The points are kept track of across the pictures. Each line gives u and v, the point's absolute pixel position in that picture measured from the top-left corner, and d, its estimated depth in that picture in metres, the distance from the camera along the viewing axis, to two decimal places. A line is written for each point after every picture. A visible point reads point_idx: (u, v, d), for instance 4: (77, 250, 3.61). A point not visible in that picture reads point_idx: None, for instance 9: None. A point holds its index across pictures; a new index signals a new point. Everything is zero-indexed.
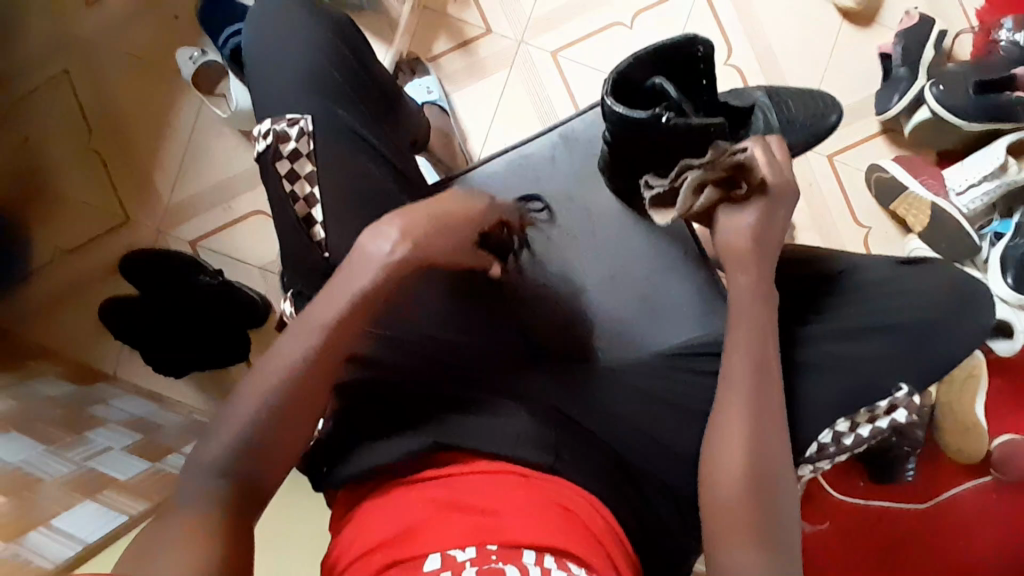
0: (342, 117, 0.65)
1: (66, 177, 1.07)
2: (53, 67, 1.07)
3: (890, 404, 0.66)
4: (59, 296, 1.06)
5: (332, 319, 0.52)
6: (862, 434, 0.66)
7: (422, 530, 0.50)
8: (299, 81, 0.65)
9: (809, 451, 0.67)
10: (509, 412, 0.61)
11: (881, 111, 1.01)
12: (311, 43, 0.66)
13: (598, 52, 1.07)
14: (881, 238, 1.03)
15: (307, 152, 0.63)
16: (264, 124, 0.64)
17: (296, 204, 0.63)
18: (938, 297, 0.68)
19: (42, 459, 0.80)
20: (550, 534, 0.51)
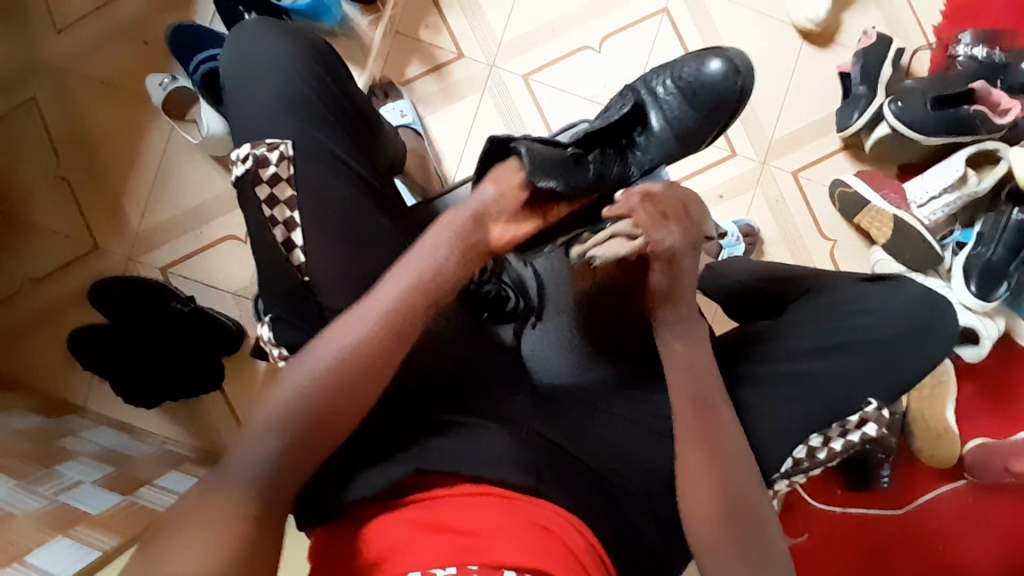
0: (323, 140, 0.65)
1: (32, 204, 1.05)
2: (17, 94, 1.05)
3: (860, 418, 0.68)
4: (27, 327, 1.03)
5: (347, 352, 0.52)
6: (835, 448, 0.68)
7: (404, 552, 0.51)
8: (279, 107, 0.65)
9: (784, 467, 0.68)
10: (493, 435, 0.62)
11: (842, 128, 1.05)
12: (290, 67, 0.66)
13: (570, 75, 1.09)
14: (847, 250, 1.07)
15: (286, 176, 0.63)
16: (242, 148, 0.63)
17: (275, 228, 0.63)
18: (908, 309, 0.70)
19: (11, 496, 0.78)
20: (531, 556, 0.51)
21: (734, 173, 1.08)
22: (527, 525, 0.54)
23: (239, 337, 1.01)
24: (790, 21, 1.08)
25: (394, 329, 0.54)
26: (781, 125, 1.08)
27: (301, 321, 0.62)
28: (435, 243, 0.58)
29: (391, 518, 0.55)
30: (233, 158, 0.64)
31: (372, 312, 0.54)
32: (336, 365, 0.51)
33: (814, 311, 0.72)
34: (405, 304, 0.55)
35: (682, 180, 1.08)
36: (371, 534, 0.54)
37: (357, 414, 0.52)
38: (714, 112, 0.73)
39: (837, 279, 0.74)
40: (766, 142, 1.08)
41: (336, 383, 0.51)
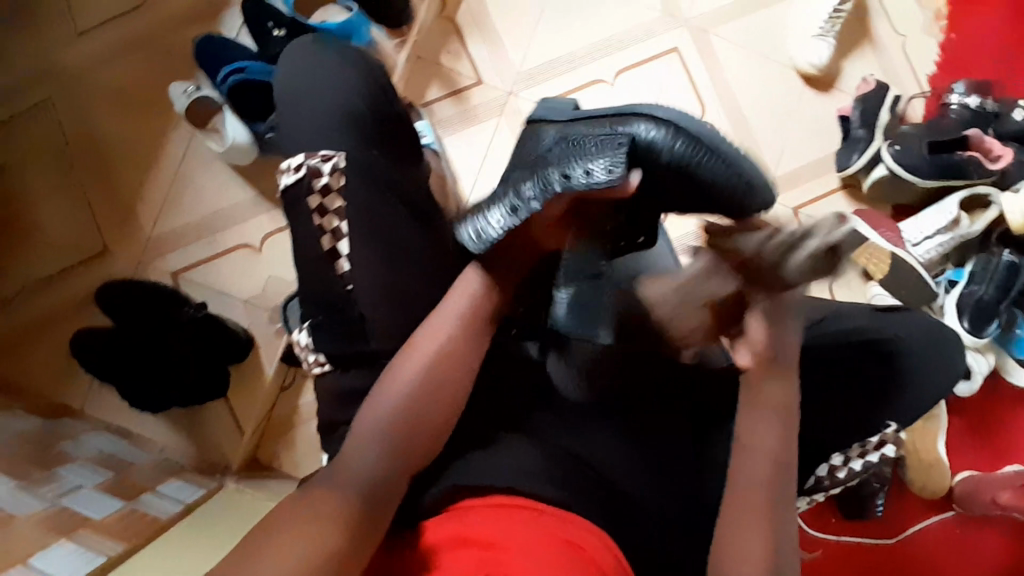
0: (374, 154, 0.73)
1: (45, 205, 1.04)
2: (37, 95, 1.05)
3: (879, 440, 0.74)
4: (31, 327, 1.02)
5: (410, 377, 0.64)
6: (854, 467, 0.74)
7: (444, 556, 0.55)
8: (335, 121, 0.73)
9: (808, 483, 0.73)
10: (515, 446, 0.65)
11: (842, 168, 1.10)
12: (345, 85, 0.75)
13: (583, 104, 1.13)
14: (843, 285, 1.11)
15: (337, 187, 0.71)
16: (297, 159, 0.72)
17: (323, 236, 0.71)
18: (921, 337, 0.74)
19: (12, 497, 0.76)
20: (552, 569, 0.53)
21: None
22: (552, 537, 0.56)
23: (248, 345, 1.01)
24: (794, 65, 1.14)
25: (443, 353, 0.65)
26: (783, 163, 1.14)
27: (334, 328, 0.70)
28: (462, 295, 0.68)
29: (439, 521, 0.59)
30: (290, 165, 0.73)
31: (427, 344, 0.66)
32: (397, 404, 0.63)
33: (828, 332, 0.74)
34: (451, 336, 0.66)
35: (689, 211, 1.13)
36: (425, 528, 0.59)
37: (418, 432, 0.63)
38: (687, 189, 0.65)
39: (856, 310, 0.76)
40: (769, 178, 1.13)
41: (401, 402, 0.63)
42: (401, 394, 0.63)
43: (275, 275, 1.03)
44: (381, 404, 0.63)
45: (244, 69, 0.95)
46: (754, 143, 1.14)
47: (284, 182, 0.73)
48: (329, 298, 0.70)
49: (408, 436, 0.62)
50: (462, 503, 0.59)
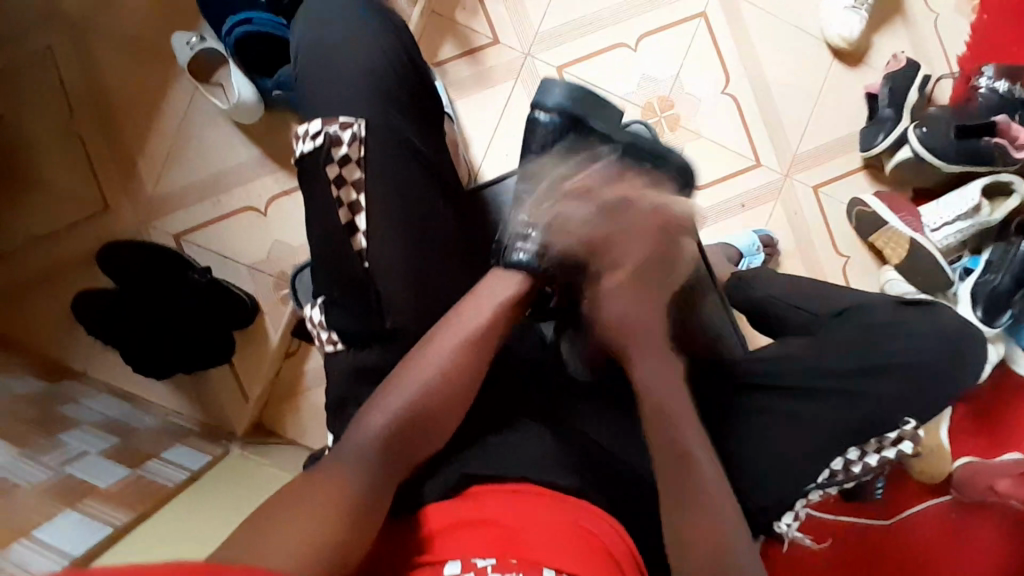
0: (398, 126, 0.69)
1: (39, 159, 1.00)
2: (31, 40, 0.99)
3: (897, 436, 0.73)
4: (26, 285, 0.99)
5: (424, 378, 0.61)
6: (869, 463, 0.72)
7: (447, 536, 0.55)
8: (360, 86, 0.69)
9: (822, 477, 0.72)
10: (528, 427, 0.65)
11: (867, 148, 1.07)
12: (373, 47, 0.70)
13: (602, 71, 1.10)
14: (858, 268, 1.10)
15: (356, 158, 0.67)
16: (313, 125, 0.67)
17: (341, 209, 0.67)
18: (940, 341, 0.74)
19: (15, 465, 0.75)
20: (566, 552, 0.53)
21: (757, 183, 1.11)
22: (567, 522, 0.56)
23: (253, 313, 0.99)
24: (824, 37, 1.10)
25: (462, 355, 0.62)
26: (805, 140, 1.11)
27: (359, 308, 0.67)
28: (482, 299, 0.65)
29: (442, 500, 0.59)
30: (304, 131, 0.68)
31: (446, 344, 0.62)
32: (406, 402, 0.59)
33: (847, 324, 0.77)
34: (470, 338, 0.63)
35: (708, 185, 1.11)
36: (425, 513, 0.57)
37: (432, 433, 0.60)
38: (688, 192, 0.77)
39: (877, 304, 0.78)
40: (789, 155, 1.11)
41: (410, 403, 0.59)
42: (413, 394, 0.60)
43: (282, 240, 1.01)
44: (388, 400, 0.60)
45: (251, 20, 0.90)
46: (775, 119, 1.11)
47: (298, 149, 0.69)
48: (346, 278, 0.67)
49: (404, 438, 0.58)
50: (478, 489, 0.59)
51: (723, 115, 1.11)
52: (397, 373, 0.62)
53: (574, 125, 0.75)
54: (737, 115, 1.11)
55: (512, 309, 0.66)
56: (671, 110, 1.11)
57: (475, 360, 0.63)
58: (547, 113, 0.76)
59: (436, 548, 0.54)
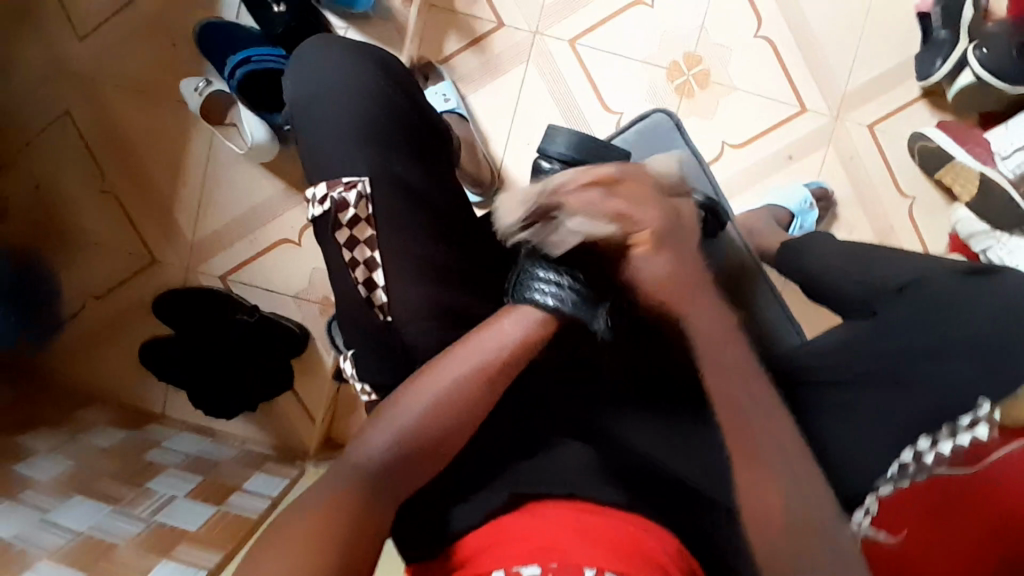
0: (400, 172, 0.67)
1: (86, 223, 1.07)
2: (55, 110, 1.06)
3: (972, 420, 0.62)
4: (100, 340, 1.07)
5: (432, 401, 0.57)
6: (943, 451, 0.62)
7: (489, 553, 0.54)
8: (355, 138, 0.66)
9: (890, 471, 0.63)
10: (574, 454, 0.63)
11: (924, 77, 0.97)
12: (363, 97, 0.68)
13: (617, 35, 1.02)
14: (926, 207, 1.01)
15: (365, 216, 0.65)
16: (319, 188, 0.66)
17: (356, 269, 0.65)
18: (996, 311, 0.63)
19: (111, 522, 0.80)
20: (610, 558, 0.50)
21: (804, 131, 1.02)
22: (615, 531, 0.54)
23: (305, 341, 1.02)
24: None
25: (481, 381, 0.58)
26: (854, 74, 1.01)
27: (380, 359, 0.65)
28: (509, 321, 0.60)
29: (479, 528, 0.58)
30: (310, 195, 0.67)
31: (463, 365, 0.59)
32: (409, 429, 0.56)
33: (907, 295, 0.67)
34: (489, 367, 0.59)
35: (749, 141, 1.02)
36: (460, 544, 0.58)
37: (437, 462, 0.58)
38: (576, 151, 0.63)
39: (935, 272, 0.67)
40: (838, 95, 1.01)
41: (412, 425, 0.56)
42: (418, 419, 0.57)
43: (318, 266, 1.03)
44: (387, 421, 0.57)
45: (250, 59, 0.91)
46: (817, 56, 1.01)
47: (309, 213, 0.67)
48: (367, 329, 0.65)
49: (410, 466, 0.57)
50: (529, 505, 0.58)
51: (758, 62, 1.02)
52: (409, 388, 0.59)
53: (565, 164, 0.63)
54: (774, 59, 1.01)
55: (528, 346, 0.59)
56: (699, 66, 1.02)
57: (484, 396, 0.59)
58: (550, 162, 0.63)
59: (480, 568, 0.53)
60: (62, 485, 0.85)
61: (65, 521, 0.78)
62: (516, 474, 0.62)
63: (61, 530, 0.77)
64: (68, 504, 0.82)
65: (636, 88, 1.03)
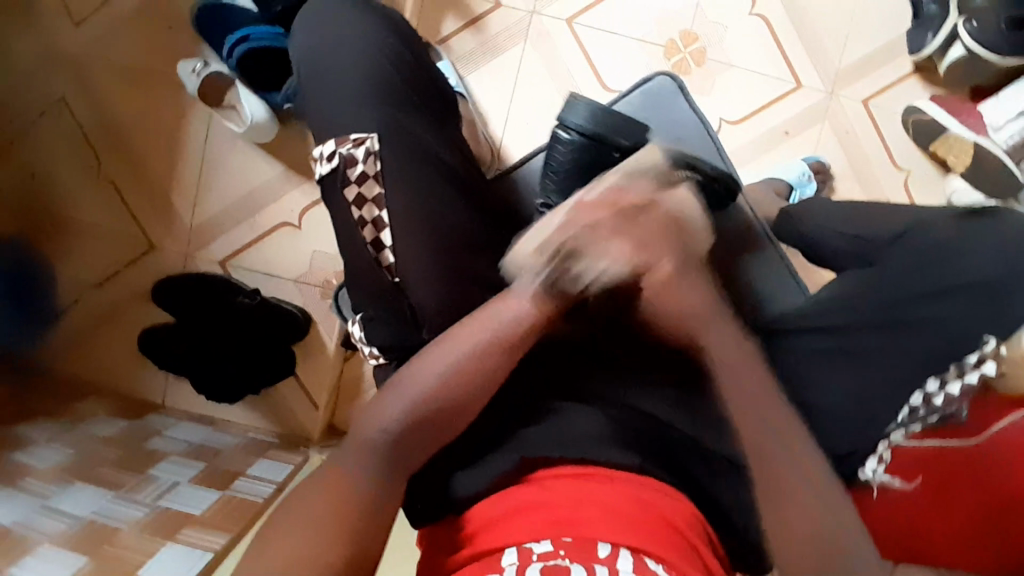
0: (408, 135, 0.66)
1: (81, 210, 1.06)
2: (48, 95, 1.05)
3: (978, 357, 0.62)
4: (95, 331, 1.06)
5: (444, 368, 0.57)
6: (952, 392, 0.62)
7: (503, 526, 0.53)
8: (362, 100, 0.66)
9: (900, 416, 0.63)
10: (590, 418, 0.62)
11: (916, 50, 0.98)
12: (368, 59, 0.68)
13: (614, 14, 1.03)
14: (921, 180, 1.02)
15: (374, 173, 0.65)
16: (328, 145, 0.66)
17: (365, 228, 0.65)
18: (1002, 255, 0.64)
19: (113, 507, 0.78)
20: (625, 534, 0.50)
21: (801, 106, 1.03)
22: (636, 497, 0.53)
23: (306, 325, 1.02)
24: None
25: (496, 352, 0.58)
26: (847, 49, 1.02)
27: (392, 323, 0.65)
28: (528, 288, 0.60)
29: (489, 498, 0.57)
30: (318, 154, 0.66)
31: (474, 334, 0.58)
32: (421, 396, 0.56)
33: (908, 242, 0.67)
34: (506, 330, 0.58)
35: (746, 117, 1.03)
36: (472, 514, 0.57)
37: (452, 427, 0.58)
38: (597, 122, 0.71)
39: (931, 216, 0.68)
40: (833, 71, 1.03)
41: (422, 397, 0.56)
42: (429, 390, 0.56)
43: (320, 249, 1.03)
44: (400, 389, 0.57)
45: (248, 38, 0.91)
46: (810, 32, 1.03)
47: (318, 172, 0.67)
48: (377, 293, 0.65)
49: (426, 427, 0.56)
50: (540, 474, 0.57)
51: (752, 39, 1.03)
52: (417, 360, 0.58)
53: (597, 142, 0.70)
54: (768, 36, 1.02)
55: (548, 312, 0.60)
56: (695, 44, 1.03)
57: (495, 359, 0.58)
58: (566, 134, 0.71)
59: (489, 540, 0.53)
60: (62, 472, 0.82)
61: (65, 508, 0.76)
62: (525, 436, 0.61)
63: (61, 517, 0.74)
64: (68, 491, 0.79)
65: (633, 66, 1.03)
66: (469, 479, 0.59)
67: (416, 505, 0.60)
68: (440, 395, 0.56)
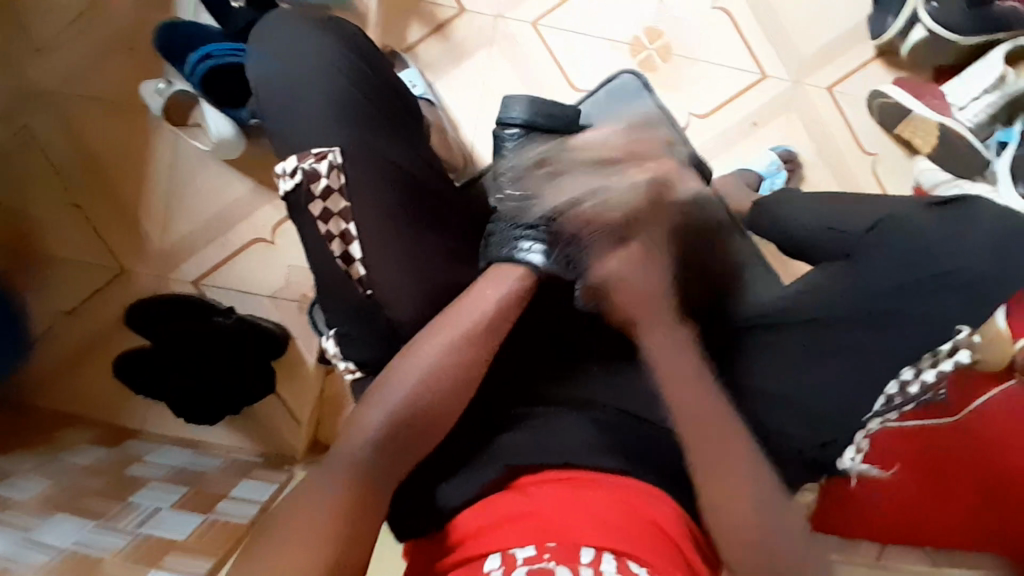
0: (374, 144, 0.66)
1: (49, 237, 1.04)
2: (9, 121, 1.03)
3: (951, 347, 0.65)
4: (69, 360, 1.04)
5: (422, 370, 0.58)
6: (927, 380, 0.64)
7: (486, 534, 0.53)
8: (326, 111, 0.66)
9: (877, 405, 0.64)
10: (569, 420, 0.61)
11: (878, 34, 0.99)
12: (328, 69, 0.67)
13: (580, 13, 1.04)
14: (890, 164, 1.03)
15: (339, 186, 0.64)
16: (290, 162, 0.64)
17: (332, 243, 0.64)
18: (977, 243, 0.64)
19: (95, 537, 0.75)
20: (610, 536, 0.49)
21: (768, 96, 1.04)
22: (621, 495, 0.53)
23: (286, 340, 1.01)
24: None
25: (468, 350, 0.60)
26: (810, 38, 1.03)
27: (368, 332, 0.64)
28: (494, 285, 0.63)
29: (470, 508, 0.57)
30: (281, 171, 0.65)
31: (447, 332, 0.60)
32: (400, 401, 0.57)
33: (882, 232, 0.67)
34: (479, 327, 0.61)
35: (715, 110, 1.04)
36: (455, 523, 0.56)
37: (432, 436, 0.58)
38: (536, 115, 0.79)
39: (904, 207, 0.68)
40: (797, 61, 1.04)
41: (400, 402, 0.57)
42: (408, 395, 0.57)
43: (295, 264, 1.02)
44: (378, 399, 0.57)
45: (212, 55, 0.90)
46: (773, 22, 1.03)
47: (282, 188, 0.65)
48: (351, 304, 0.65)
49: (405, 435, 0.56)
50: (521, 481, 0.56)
51: (717, 32, 1.04)
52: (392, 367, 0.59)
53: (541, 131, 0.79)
54: (733, 29, 1.03)
55: (514, 307, 0.62)
56: (660, 40, 1.04)
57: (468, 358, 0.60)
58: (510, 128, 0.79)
59: (474, 548, 0.52)
60: (42, 504, 0.80)
61: (47, 539, 0.73)
62: (507, 442, 0.60)
63: (43, 547, 0.71)
64: (51, 522, 0.77)
65: (600, 63, 1.04)
66: (454, 489, 0.58)
67: (400, 518, 0.59)
68: (418, 400, 0.57)
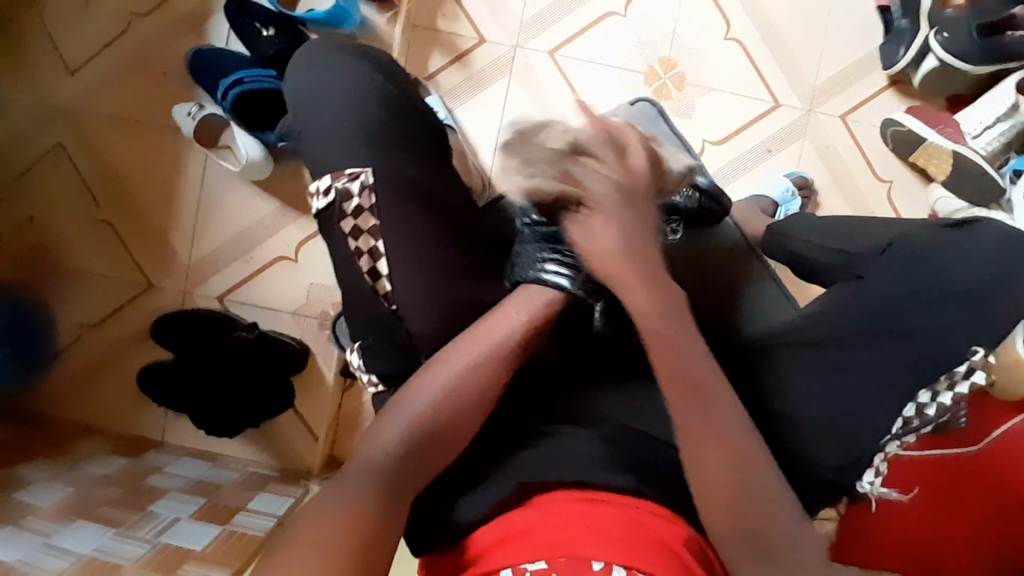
0: (396, 165, 0.69)
1: (80, 252, 1.08)
2: (47, 141, 1.08)
3: (968, 367, 0.62)
4: (95, 371, 1.07)
5: (442, 387, 0.59)
6: (944, 402, 0.63)
7: (501, 548, 0.54)
8: (353, 133, 0.69)
9: (895, 426, 0.63)
10: (580, 436, 0.62)
11: (889, 65, 1.02)
12: (357, 94, 0.71)
13: (596, 43, 1.07)
14: (904, 190, 1.04)
15: (369, 205, 0.67)
16: (323, 181, 0.67)
17: (361, 258, 0.67)
18: (988, 259, 0.64)
19: (113, 542, 0.77)
20: (619, 551, 0.50)
21: (780, 124, 1.06)
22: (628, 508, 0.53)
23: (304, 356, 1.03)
24: None
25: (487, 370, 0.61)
26: (822, 67, 1.05)
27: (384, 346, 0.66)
28: (516, 308, 0.63)
29: (487, 524, 0.57)
30: (314, 189, 0.68)
31: (470, 351, 0.61)
32: (416, 417, 0.58)
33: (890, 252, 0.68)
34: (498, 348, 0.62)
35: (728, 137, 1.06)
36: (473, 538, 0.57)
37: (445, 449, 0.59)
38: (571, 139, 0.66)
39: (915, 228, 0.69)
40: (809, 90, 1.06)
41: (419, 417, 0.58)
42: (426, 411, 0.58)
43: (316, 282, 1.05)
44: (396, 415, 0.59)
45: (242, 81, 0.95)
46: (785, 53, 1.06)
47: (315, 206, 0.68)
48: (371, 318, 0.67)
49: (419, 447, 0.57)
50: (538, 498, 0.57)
51: (729, 62, 1.06)
52: (414, 383, 0.61)
53: None
54: (745, 58, 1.06)
55: (534, 329, 0.63)
56: (674, 69, 1.06)
57: (489, 378, 0.61)
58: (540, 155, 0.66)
59: (490, 563, 0.53)
60: (61, 510, 0.82)
61: (67, 544, 0.75)
62: (518, 457, 0.61)
63: (60, 551, 0.74)
64: (70, 528, 0.79)
65: (615, 92, 1.07)
66: (469, 504, 0.58)
67: (411, 529, 0.60)
68: (433, 414, 0.58)
